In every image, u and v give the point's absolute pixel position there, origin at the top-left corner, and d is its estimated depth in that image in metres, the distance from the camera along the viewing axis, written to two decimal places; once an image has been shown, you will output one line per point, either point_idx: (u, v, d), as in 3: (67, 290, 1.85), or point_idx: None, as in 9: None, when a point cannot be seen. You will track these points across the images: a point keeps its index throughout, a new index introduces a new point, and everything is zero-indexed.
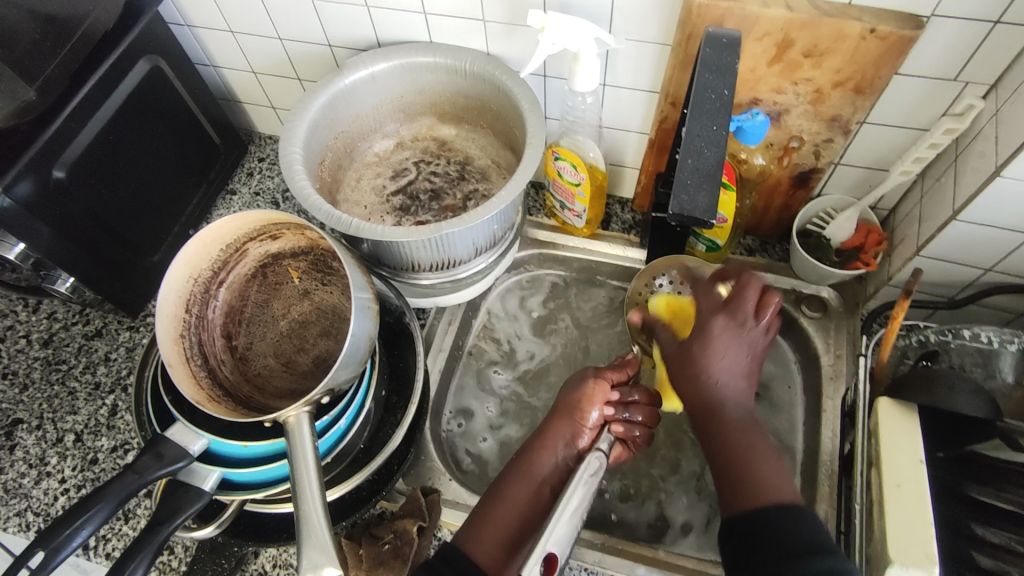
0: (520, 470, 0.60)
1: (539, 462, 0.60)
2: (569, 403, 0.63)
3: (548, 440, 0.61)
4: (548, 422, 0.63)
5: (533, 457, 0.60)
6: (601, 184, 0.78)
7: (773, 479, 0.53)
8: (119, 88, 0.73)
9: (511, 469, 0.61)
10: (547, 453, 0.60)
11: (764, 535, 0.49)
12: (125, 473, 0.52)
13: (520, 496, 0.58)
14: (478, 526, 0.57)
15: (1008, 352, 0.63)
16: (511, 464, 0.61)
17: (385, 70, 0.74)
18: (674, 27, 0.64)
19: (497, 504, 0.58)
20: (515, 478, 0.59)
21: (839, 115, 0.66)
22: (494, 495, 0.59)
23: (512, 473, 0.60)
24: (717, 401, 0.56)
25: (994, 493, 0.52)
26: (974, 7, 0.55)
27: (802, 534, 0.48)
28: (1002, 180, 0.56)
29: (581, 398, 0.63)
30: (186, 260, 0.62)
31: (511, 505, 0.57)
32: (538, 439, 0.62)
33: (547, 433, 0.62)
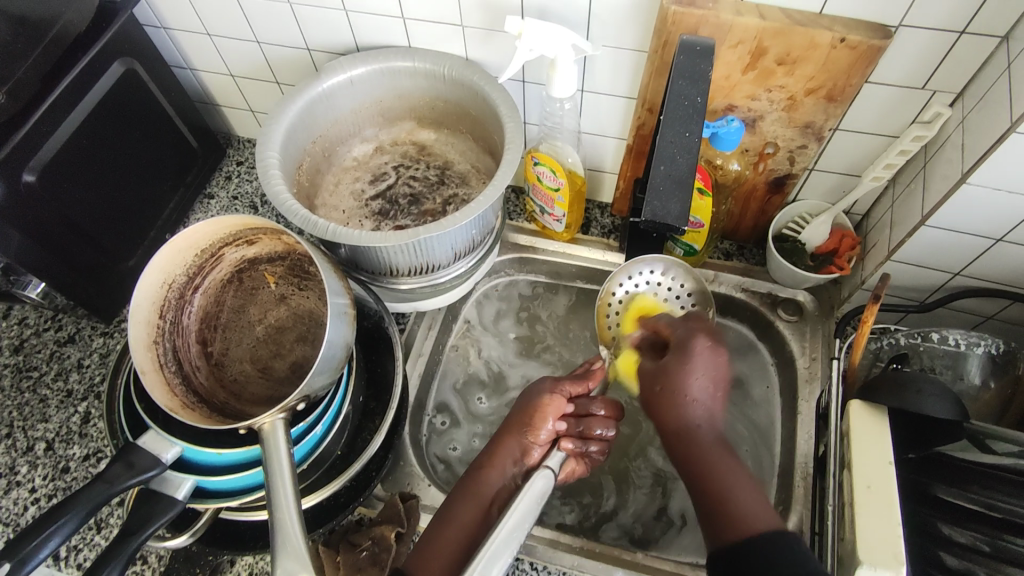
0: (468, 489, 0.58)
1: (486, 479, 0.58)
2: (519, 419, 0.62)
3: (494, 457, 0.60)
4: (498, 437, 0.62)
5: (481, 475, 0.59)
6: (580, 189, 0.79)
7: (753, 506, 0.50)
8: (93, 89, 0.72)
9: (459, 489, 0.58)
10: (496, 464, 0.59)
11: (752, 567, 0.46)
12: (95, 482, 0.51)
13: (462, 517, 0.56)
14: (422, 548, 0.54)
15: (975, 355, 0.64)
16: (459, 483, 0.59)
17: (363, 75, 0.74)
18: (650, 34, 0.64)
19: (444, 529, 0.55)
20: (461, 500, 0.57)
21: (813, 122, 0.67)
22: (441, 520, 0.56)
23: (459, 496, 0.58)
24: (677, 418, 0.55)
25: (961, 493, 0.53)
26: (941, 17, 0.56)
27: (787, 560, 0.46)
28: (968, 186, 0.57)
29: (535, 408, 0.62)
30: (160, 265, 0.61)
31: (458, 526, 0.55)
32: (486, 460, 0.60)
33: (495, 451, 0.61)
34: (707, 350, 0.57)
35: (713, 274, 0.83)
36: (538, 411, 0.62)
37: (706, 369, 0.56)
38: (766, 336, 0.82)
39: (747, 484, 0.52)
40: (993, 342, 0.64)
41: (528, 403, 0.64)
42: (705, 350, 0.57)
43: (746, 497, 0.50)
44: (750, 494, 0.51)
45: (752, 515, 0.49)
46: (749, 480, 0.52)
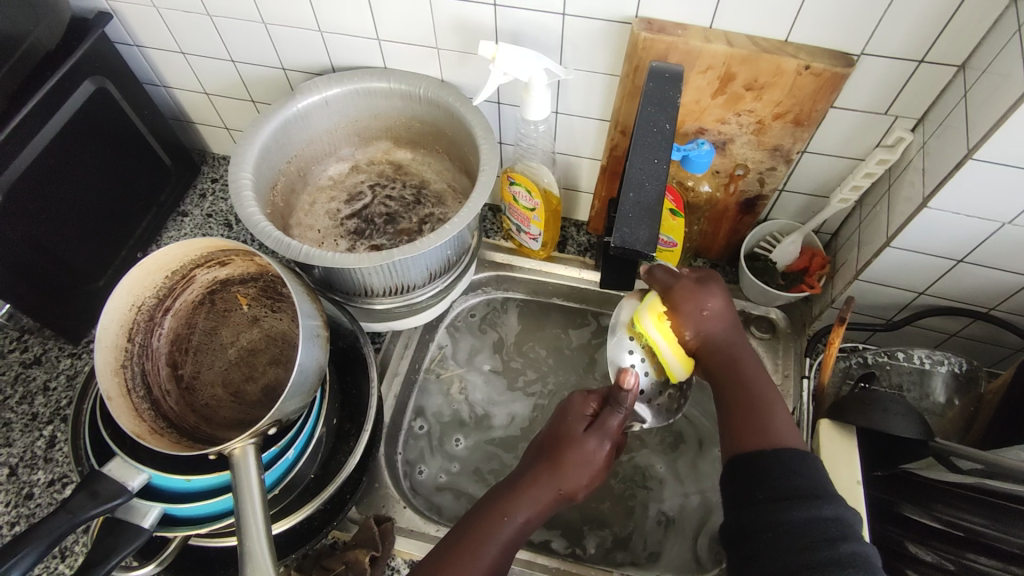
0: (481, 532, 0.55)
1: (506, 523, 0.56)
2: (555, 463, 0.59)
3: (538, 491, 0.57)
4: (526, 480, 0.58)
5: (497, 518, 0.56)
6: (556, 209, 0.79)
7: (784, 428, 0.56)
8: (62, 109, 0.71)
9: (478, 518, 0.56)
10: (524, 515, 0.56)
11: (766, 472, 0.51)
12: (58, 512, 0.50)
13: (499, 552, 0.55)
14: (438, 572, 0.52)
15: (939, 373, 0.66)
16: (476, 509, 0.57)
17: (337, 95, 0.74)
18: (622, 59, 0.65)
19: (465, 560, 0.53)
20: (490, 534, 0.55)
21: (781, 145, 0.68)
22: (457, 550, 0.54)
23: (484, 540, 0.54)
24: (714, 330, 0.64)
25: (925, 512, 0.54)
26: (901, 46, 0.58)
27: (808, 478, 0.50)
28: (929, 210, 0.59)
29: (569, 462, 0.59)
30: (127, 288, 0.60)
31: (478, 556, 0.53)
32: (524, 498, 0.57)
33: (541, 483, 0.58)
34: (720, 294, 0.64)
35: None
36: (582, 466, 0.59)
37: (710, 300, 0.64)
38: None
39: (771, 385, 0.60)
40: (956, 361, 0.66)
41: (576, 446, 0.59)
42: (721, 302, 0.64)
43: (754, 371, 0.61)
44: (779, 405, 0.58)
45: (780, 431, 0.55)
46: (767, 387, 0.60)
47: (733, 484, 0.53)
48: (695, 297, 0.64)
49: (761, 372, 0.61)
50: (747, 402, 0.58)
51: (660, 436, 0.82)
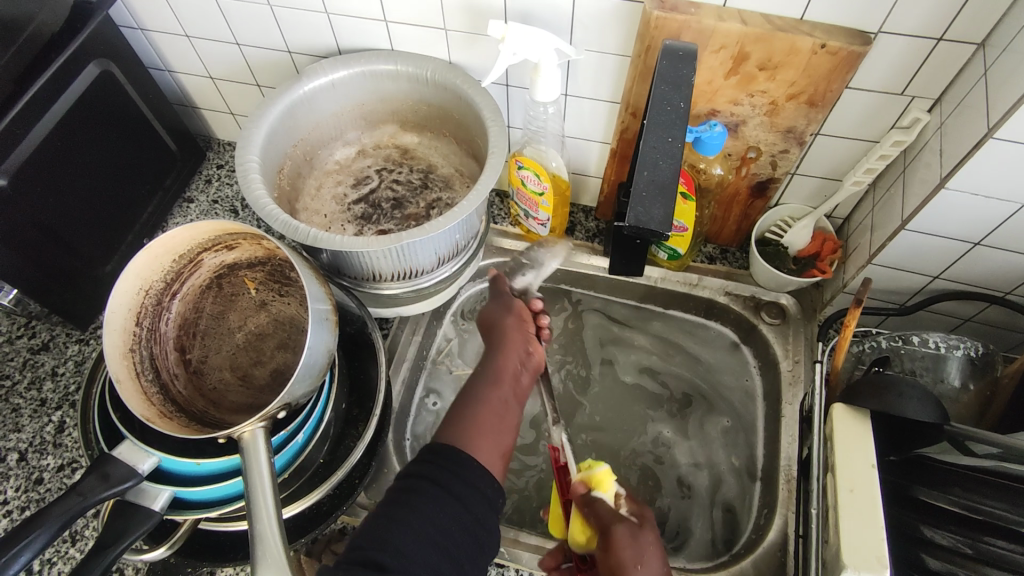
0: (474, 398, 0.57)
1: (495, 372, 0.60)
2: (499, 325, 0.65)
3: (501, 344, 0.62)
4: (490, 342, 0.64)
5: (491, 366, 0.60)
6: (564, 193, 0.79)
7: None
8: (65, 93, 0.70)
9: (480, 373, 0.60)
10: (513, 357, 0.61)
11: None
12: (69, 495, 0.50)
13: (499, 400, 0.57)
14: (464, 430, 0.53)
15: (954, 357, 0.65)
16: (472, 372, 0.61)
17: (344, 78, 0.73)
18: (633, 39, 0.64)
19: (477, 415, 0.55)
20: (489, 381, 0.58)
21: (794, 127, 0.67)
22: (454, 426, 0.53)
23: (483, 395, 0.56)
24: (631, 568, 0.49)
25: (941, 496, 0.53)
26: (919, 24, 0.57)
27: None
28: (947, 191, 0.58)
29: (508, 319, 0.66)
30: (136, 271, 0.60)
31: (489, 407, 0.56)
32: (495, 344, 0.63)
33: (501, 338, 0.63)
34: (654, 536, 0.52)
35: (697, 278, 0.83)
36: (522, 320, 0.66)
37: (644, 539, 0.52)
38: (750, 339, 0.83)
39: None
40: (972, 344, 0.65)
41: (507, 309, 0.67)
42: (652, 543, 0.52)
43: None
44: None
45: None
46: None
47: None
48: (631, 531, 0.52)
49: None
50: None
51: (669, 421, 0.81)
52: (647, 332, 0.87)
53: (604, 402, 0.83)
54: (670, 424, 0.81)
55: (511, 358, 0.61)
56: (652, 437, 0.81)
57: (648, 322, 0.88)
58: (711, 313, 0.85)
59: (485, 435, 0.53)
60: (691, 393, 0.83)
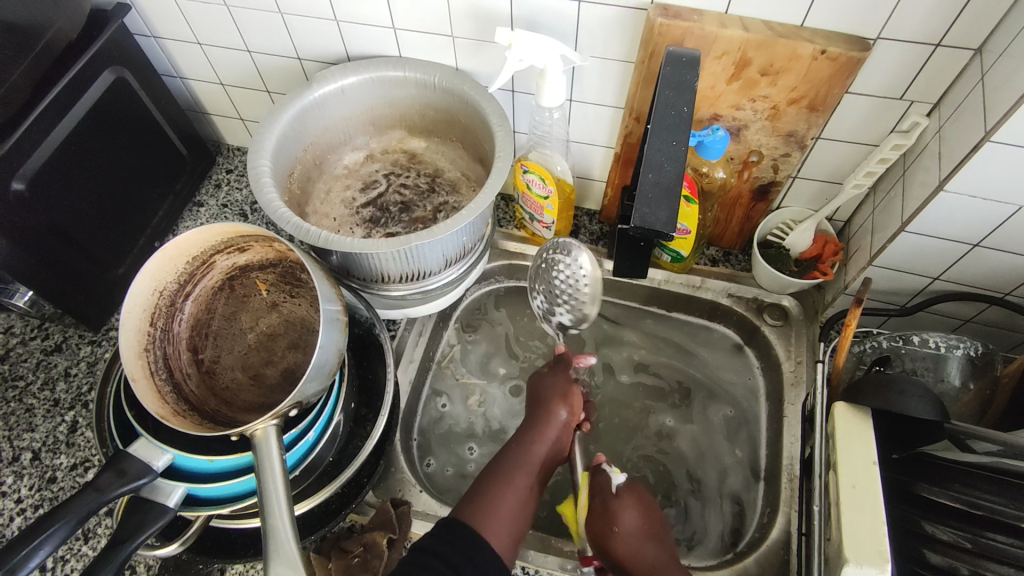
0: (502, 476, 0.57)
1: (532, 447, 0.60)
2: (546, 394, 0.66)
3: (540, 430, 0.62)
4: (534, 416, 0.63)
5: (527, 445, 0.60)
6: (569, 197, 0.80)
7: None
8: (81, 100, 0.72)
9: (509, 456, 0.59)
10: (546, 442, 0.61)
11: None
12: (87, 491, 0.51)
13: (523, 484, 0.57)
14: (479, 504, 0.54)
15: (954, 357, 0.66)
16: (496, 457, 0.60)
17: (354, 84, 0.75)
18: (637, 45, 0.66)
19: (501, 490, 0.55)
20: (522, 461, 0.59)
21: (795, 131, 0.68)
22: (482, 494, 0.55)
23: (516, 447, 0.60)
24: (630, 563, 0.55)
25: (941, 492, 0.54)
26: (917, 31, 0.58)
27: None
28: (946, 193, 0.59)
29: (556, 391, 0.66)
30: (151, 273, 0.61)
31: (514, 494, 0.56)
32: (534, 427, 0.62)
33: (540, 423, 0.62)
34: (634, 505, 0.59)
35: (699, 281, 0.84)
36: (568, 394, 0.65)
37: (627, 515, 0.58)
38: (752, 341, 0.84)
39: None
40: (972, 344, 0.65)
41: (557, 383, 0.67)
42: (634, 504, 0.59)
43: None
44: None
45: None
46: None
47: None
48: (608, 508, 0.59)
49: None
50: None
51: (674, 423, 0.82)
52: (652, 333, 0.88)
53: (608, 403, 0.84)
54: (676, 423, 0.82)
55: (543, 444, 0.61)
56: (655, 429, 0.82)
57: (651, 323, 0.89)
58: (714, 315, 0.86)
59: (505, 519, 0.54)
60: (695, 395, 0.84)
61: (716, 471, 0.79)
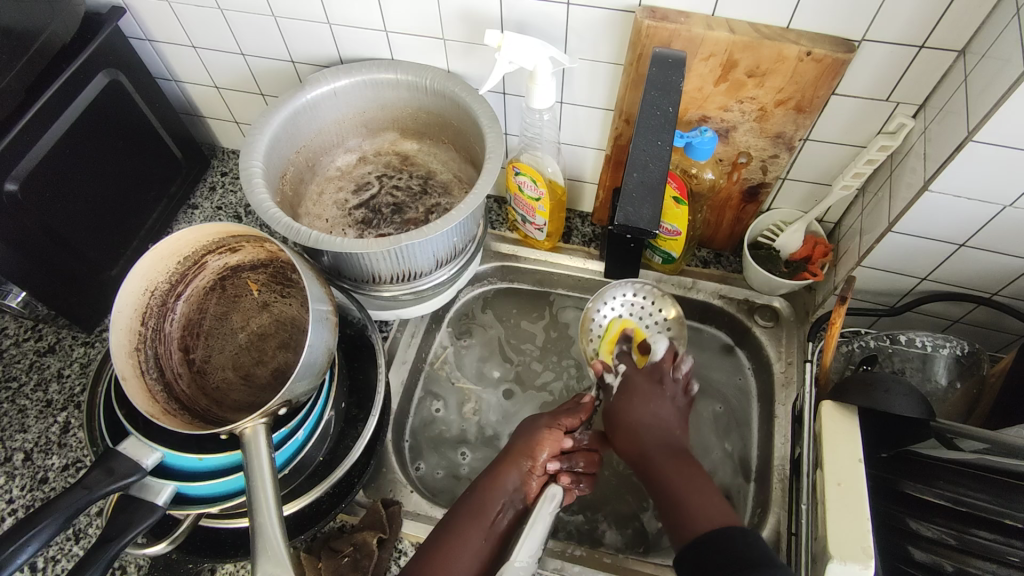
0: (451, 534, 0.59)
1: (486, 504, 0.61)
2: (520, 448, 0.64)
3: (496, 484, 0.62)
4: (495, 469, 0.63)
5: (482, 500, 0.61)
6: (560, 199, 0.81)
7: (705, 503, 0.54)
8: (74, 103, 0.72)
9: (462, 509, 0.61)
10: (498, 496, 0.61)
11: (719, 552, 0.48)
12: (75, 488, 0.51)
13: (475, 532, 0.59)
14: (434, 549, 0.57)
15: (941, 356, 0.66)
16: (458, 502, 0.62)
17: (346, 86, 0.75)
18: (625, 47, 0.66)
19: (451, 548, 0.57)
20: (475, 518, 0.60)
21: (783, 132, 0.69)
22: (433, 552, 0.57)
23: (468, 502, 0.61)
24: (644, 440, 0.62)
25: (928, 489, 0.54)
26: (900, 32, 0.58)
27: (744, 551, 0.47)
28: (930, 194, 0.60)
29: (531, 445, 0.64)
30: (142, 272, 0.62)
31: (464, 552, 0.57)
32: (489, 482, 0.62)
33: (497, 475, 0.63)
34: (648, 384, 0.67)
35: (691, 282, 0.85)
36: (537, 446, 0.64)
37: (660, 407, 0.65)
38: (744, 342, 0.84)
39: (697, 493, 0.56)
40: (958, 343, 0.65)
41: (530, 436, 0.65)
42: (647, 384, 0.67)
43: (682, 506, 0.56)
44: (702, 485, 0.56)
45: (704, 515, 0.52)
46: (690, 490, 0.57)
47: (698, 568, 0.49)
48: (634, 390, 0.67)
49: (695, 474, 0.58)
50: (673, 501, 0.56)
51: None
52: None
53: None
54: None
55: (497, 499, 0.61)
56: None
57: None
58: (706, 316, 0.87)
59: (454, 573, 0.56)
60: None
61: (708, 471, 0.79)
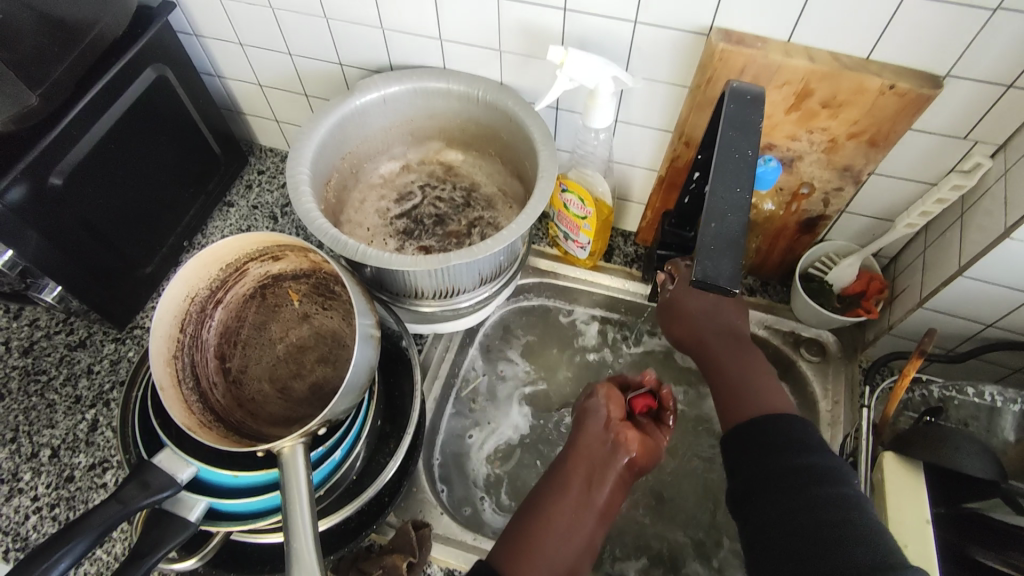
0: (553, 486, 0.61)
1: (579, 448, 0.63)
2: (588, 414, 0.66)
3: (584, 442, 0.64)
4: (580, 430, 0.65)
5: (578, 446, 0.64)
6: (608, 218, 0.77)
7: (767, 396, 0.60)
8: (122, 97, 0.71)
9: (552, 476, 0.62)
10: (589, 440, 0.64)
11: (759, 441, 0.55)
12: (110, 502, 0.50)
13: (561, 523, 0.58)
14: (519, 546, 0.56)
15: (1010, 412, 0.63)
16: (526, 504, 0.60)
17: (397, 94, 0.73)
18: (692, 69, 0.64)
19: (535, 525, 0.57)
20: (567, 467, 0.62)
21: (851, 165, 0.66)
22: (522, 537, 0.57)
23: (567, 454, 0.63)
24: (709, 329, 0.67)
25: (996, 555, 0.51)
26: (991, 70, 0.55)
27: (794, 435, 0.54)
28: (1011, 242, 0.57)
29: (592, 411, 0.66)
30: (184, 278, 0.60)
31: (557, 521, 0.58)
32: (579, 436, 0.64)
33: (584, 437, 0.64)
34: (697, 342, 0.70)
35: None
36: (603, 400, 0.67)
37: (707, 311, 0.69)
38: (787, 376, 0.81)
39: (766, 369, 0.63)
40: None
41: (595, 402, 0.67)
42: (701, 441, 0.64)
43: (739, 322, 0.68)
44: (765, 378, 0.62)
45: (768, 402, 0.59)
46: (718, 303, 0.67)
47: (739, 453, 0.56)
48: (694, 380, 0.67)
49: (728, 330, 0.67)
50: (730, 373, 0.64)
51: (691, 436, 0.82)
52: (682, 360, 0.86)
53: None
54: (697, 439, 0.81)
55: (589, 443, 0.63)
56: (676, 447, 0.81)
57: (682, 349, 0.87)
58: None
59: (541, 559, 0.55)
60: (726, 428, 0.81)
61: None
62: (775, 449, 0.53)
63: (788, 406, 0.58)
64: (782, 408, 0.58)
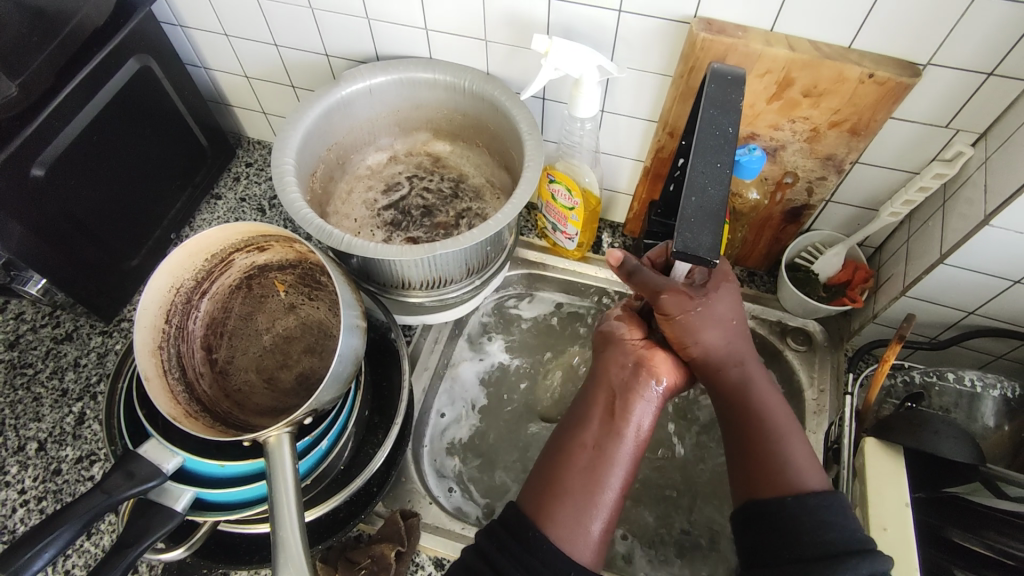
0: (572, 437, 0.56)
1: (604, 384, 0.58)
2: (609, 345, 0.61)
3: (605, 376, 0.59)
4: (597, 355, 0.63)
5: (600, 380, 0.59)
6: (596, 209, 0.78)
7: (805, 465, 0.51)
8: (105, 88, 0.70)
9: (567, 422, 0.58)
10: (612, 375, 0.59)
11: (786, 521, 0.47)
12: (94, 492, 0.50)
13: (586, 456, 0.54)
14: (547, 492, 0.53)
15: (990, 397, 0.64)
16: (546, 454, 0.56)
17: (383, 84, 0.73)
18: (676, 58, 0.64)
19: (562, 469, 0.54)
20: (587, 406, 0.58)
21: (834, 154, 0.66)
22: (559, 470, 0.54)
23: (586, 393, 0.59)
24: (723, 353, 0.57)
25: (975, 537, 0.51)
26: (970, 58, 0.56)
27: (844, 529, 0.46)
28: (991, 228, 0.57)
29: (615, 341, 0.61)
30: (169, 269, 0.60)
31: (579, 468, 0.54)
32: (600, 371, 0.60)
33: (607, 368, 0.59)
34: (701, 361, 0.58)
35: None
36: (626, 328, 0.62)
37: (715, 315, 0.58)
38: (773, 365, 0.81)
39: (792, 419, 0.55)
40: (1010, 385, 0.64)
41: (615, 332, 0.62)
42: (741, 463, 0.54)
43: (764, 385, 0.57)
44: (797, 438, 0.53)
45: (800, 470, 0.51)
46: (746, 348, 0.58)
47: (749, 533, 0.50)
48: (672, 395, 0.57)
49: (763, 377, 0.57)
50: (749, 410, 0.55)
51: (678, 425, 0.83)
52: None
53: None
54: (684, 428, 0.82)
55: (613, 378, 0.58)
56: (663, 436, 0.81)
57: None
58: None
59: (572, 500, 0.52)
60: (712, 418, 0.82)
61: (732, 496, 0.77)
62: (787, 539, 0.47)
63: (824, 480, 0.50)
64: (811, 489, 0.49)
